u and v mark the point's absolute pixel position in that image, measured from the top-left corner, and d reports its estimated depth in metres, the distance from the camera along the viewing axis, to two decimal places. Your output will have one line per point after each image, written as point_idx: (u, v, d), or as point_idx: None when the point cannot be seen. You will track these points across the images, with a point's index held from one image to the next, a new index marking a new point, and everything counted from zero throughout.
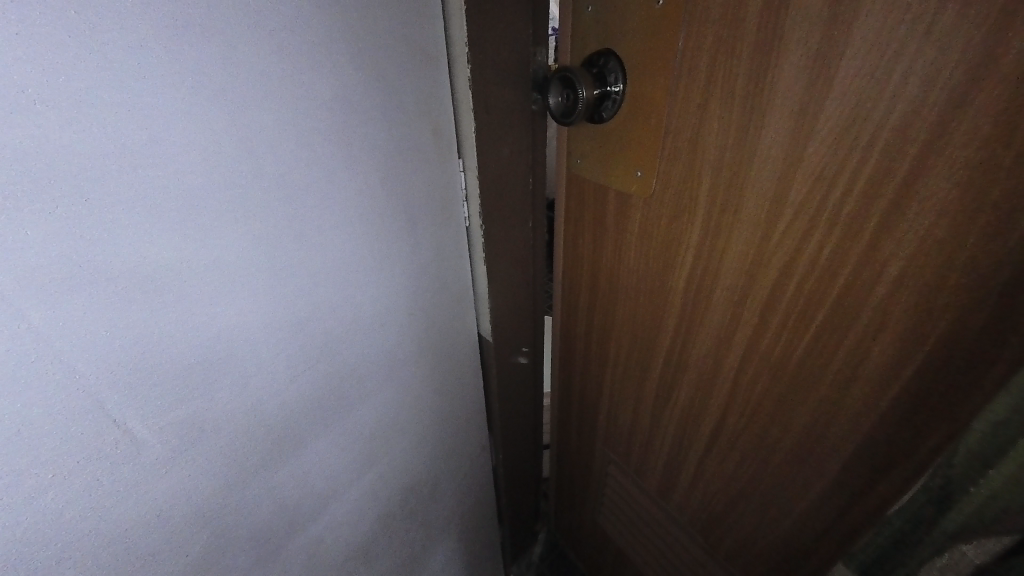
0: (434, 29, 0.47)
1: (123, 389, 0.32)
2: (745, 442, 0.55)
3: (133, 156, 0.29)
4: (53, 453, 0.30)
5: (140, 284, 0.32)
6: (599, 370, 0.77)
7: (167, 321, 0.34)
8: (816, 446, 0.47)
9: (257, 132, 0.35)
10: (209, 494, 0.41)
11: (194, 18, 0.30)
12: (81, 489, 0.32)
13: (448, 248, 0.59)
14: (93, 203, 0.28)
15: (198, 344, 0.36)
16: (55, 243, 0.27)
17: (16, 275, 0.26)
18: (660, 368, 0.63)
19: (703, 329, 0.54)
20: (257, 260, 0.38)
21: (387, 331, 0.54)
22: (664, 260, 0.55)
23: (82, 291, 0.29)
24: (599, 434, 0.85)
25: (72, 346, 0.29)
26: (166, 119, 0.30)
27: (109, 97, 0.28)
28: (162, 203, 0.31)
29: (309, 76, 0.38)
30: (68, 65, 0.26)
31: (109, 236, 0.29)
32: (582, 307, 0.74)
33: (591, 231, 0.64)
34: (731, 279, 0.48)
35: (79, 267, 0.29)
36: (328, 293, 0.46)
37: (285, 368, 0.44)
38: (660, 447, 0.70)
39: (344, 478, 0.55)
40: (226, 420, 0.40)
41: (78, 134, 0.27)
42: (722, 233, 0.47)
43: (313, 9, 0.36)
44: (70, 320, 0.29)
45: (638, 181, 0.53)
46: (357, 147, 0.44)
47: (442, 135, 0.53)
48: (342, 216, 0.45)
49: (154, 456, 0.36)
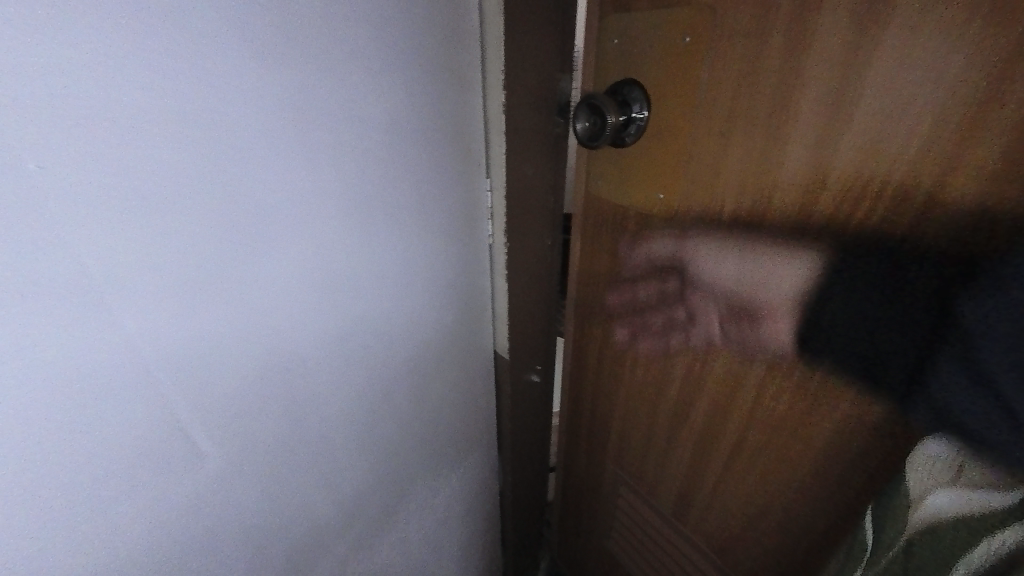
0: (470, 55, 0.48)
1: (139, 389, 0.30)
2: (763, 460, 0.55)
3: (222, 169, 0.31)
4: (132, 457, 0.30)
5: (188, 287, 0.31)
6: (613, 390, 0.76)
7: (195, 320, 0.31)
8: (758, 268, 0.47)
9: (320, 151, 0.36)
10: (256, 510, 0.39)
11: (272, 41, 0.32)
12: (150, 495, 0.32)
13: (472, 264, 0.60)
14: (183, 211, 0.29)
15: (232, 350, 0.34)
16: (149, 247, 0.28)
17: (115, 276, 0.27)
18: (678, 387, 0.63)
19: (721, 347, 0.54)
20: (311, 274, 0.38)
21: (417, 347, 0.53)
22: (683, 279, 0.56)
23: (167, 295, 0.30)
24: (610, 454, 0.83)
25: (154, 349, 0.30)
26: (247, 132, 0.32)
27: (208, 112, 0.29)
28: (239, 211, 0.32)
29: (362, 97, 0.38)
30: (178, 82, 0.28)
31: (194, 243, 0.30)
32: (596, 326, 0.73)
33: (608, 250, 0.65)
34: (750, 297, 0.49)
35: (167, 270, 0.30)
36: (367, 305, 0.44)
37: (334, 384, 0.43)
38: (675, 468, 0.70)
39: (369, 498, 0.54)
40: (276, 435, 0.39)
41: (179, 146, 0.29)
42: (744, 253, 0.48)
43: (364, 29, 0.37)
44: (155, 322, 0.30)
45: (658, 202, 0.54)
46: (401, 163, 0.44)
47: (472, 156, 0.54)
48: (385, 232, 0.44)
49: (213, 464, 0.35)
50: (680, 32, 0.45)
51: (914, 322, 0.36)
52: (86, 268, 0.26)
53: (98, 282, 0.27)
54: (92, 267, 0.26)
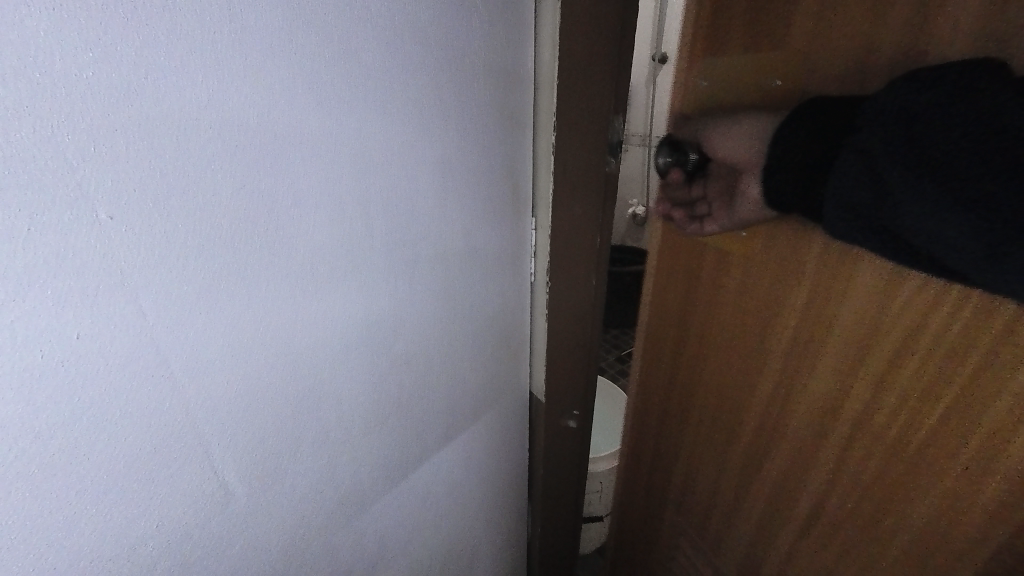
0: (523, 96, 0.48)
1: (185, 437, 0.29)
2: (843, 541, 0.48)
3: (280, 213, 0.30)
4: (160, 508, 0.29)
5: (239, 330, 0.30)
6: (678, 450, 0.67)
7: (246, 364, 0.31)
8: (731, 134, 0.45)
9: (373, 192, 0.36)
10: (277, 554, 0.38)
11: (339, 88, 0.31)
12: (178, 542, 0.30)
13: (513, 304, 0.58)
14: (239, 255, 0.28)
15: (275, 390, 0.33)
16: (205, 294, 0.27)
17: (171, 325, 0.26)
18: (748, 443, 0.56)
19: (807, 406, 0.48)
20: (354, 311, 0.37)
21: (452, 386, 0.51)
22: (761, 327, 0.50)
23: (217, 340, 0.29)
24: (668, 510, 0.73)
25: (198, 394, 0.29)
26: (304, 173, 0.31)
27: (276, 157, 0.29)
28: (291, 250, 0.31)
29: (420, 142, 0.38)
30: (245, 127, 0.27)
31: (248, 287, 0.29)
32: (660, 369, 0.67)
33: (679, 288, 0.59)
34: (840, 350, 0.43)
35: (219, 316, 0.28)
36: (407, 344, 0.43)
37: (362, 425, 0.41)
38: (744, 539, 0.61)
39: (393, 547, 0.51)
40: (304, 476, 0.38)
41: (243, 190, 0.28)
42: (831, 299, 0.43)
43: (426, 75, 0.37)
44: (204, 369, 0.28)
45: (738, 241, 0.50)
46: (452, 201, 0.43)
47: (520, 194, 0.52)
48: (429, 269, 0.43)
49: (240, 510, 0.33)
50: (770, 75, 0.43)
51: (823, 124, 0.38)
52: (146, 319, 0.25)
53: (154, 332, 0.26)
54: (152, 318, 0.25)
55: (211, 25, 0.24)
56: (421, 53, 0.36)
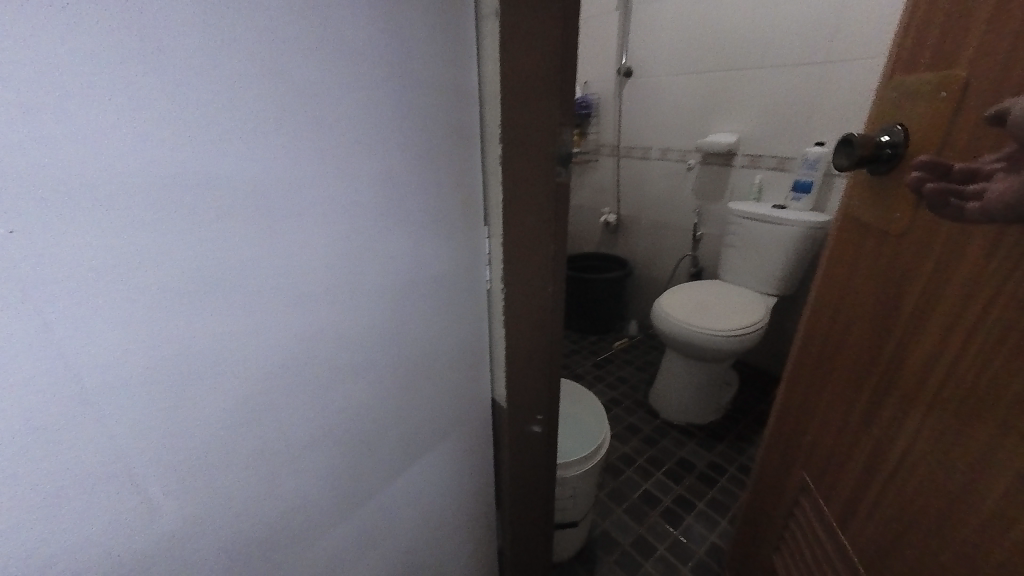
0: (468, 108, 0.49)
1: (99, 447, 0.29)
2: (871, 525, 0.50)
3: (206, 228, 0.31)
4: (75, 518, 0.29)
5: (160, 343, 0.30)
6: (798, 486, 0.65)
7: (168, 376, 0.31)
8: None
9: (309, 206, 0.36)
10: (211, 565, 0.38)
11: (269, 109, 0.32)
12: (98, 550, 0.31)
13: (470, 312, 0.58)
14: (157, 270, 0.29)
15: (209, 401, 0.34)
16: (117, 310, 0.28)
17: (79, 340, 0.27)
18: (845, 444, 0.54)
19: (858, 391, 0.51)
20: (292, 325, 0.37)
21: (408, 396, 0.52)
22: (877, 333, 0.49)
23: (134, 354, 0.29)
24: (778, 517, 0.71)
25: (113, 408, 0.29)
26: (228, 189, 0.31)
27: (195, 175, 0.29)
28: (216, 264, 0.32)
29: (356, 157, 0.39)
30: (160, 147, 0.28)
31: (169, 301, 0.30)
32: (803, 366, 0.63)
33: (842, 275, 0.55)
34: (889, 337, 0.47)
35: (135, 330, 0.29)
36: (354, 355, 0.43)
37: (307, 435, 0.41)
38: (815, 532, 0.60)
39: (348, 557, 0.51)
40: (240, 487, 0.38)
41: (158, 207, 0.28)
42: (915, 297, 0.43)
43: (360, 92, 0.38)
44: (118, 382, 0.29)
45: (894, 219, 0.47)
46: (395, 211, 0.44)
47: (472, 204, 0.53)
48: (376, 281, 0.43)
49: (167, 520, 0.34)
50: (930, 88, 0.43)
51: None
52: (50, 335, 0.26)
53: (60, 347, 0.26)
54: (57, 334, 0.26)
55: (121, 45, 0.25)
56: (354, 69, 0.37)
